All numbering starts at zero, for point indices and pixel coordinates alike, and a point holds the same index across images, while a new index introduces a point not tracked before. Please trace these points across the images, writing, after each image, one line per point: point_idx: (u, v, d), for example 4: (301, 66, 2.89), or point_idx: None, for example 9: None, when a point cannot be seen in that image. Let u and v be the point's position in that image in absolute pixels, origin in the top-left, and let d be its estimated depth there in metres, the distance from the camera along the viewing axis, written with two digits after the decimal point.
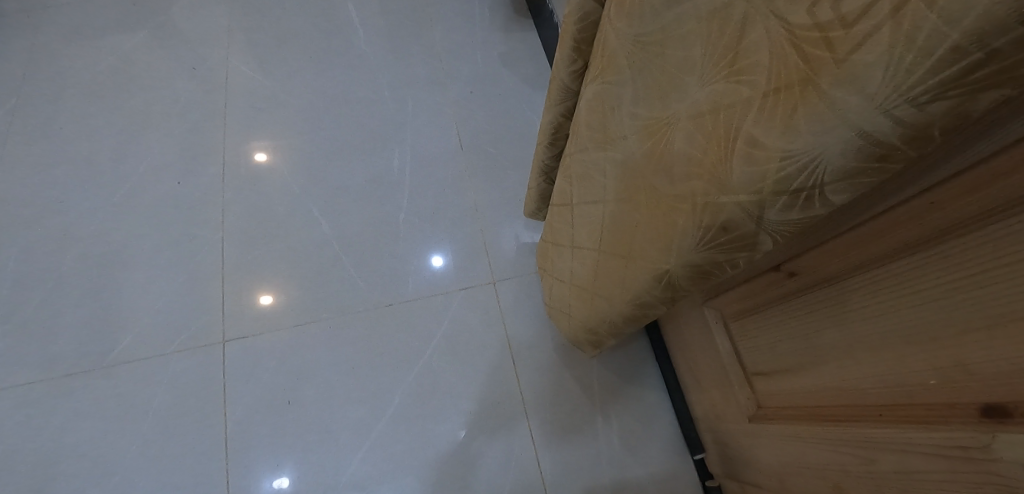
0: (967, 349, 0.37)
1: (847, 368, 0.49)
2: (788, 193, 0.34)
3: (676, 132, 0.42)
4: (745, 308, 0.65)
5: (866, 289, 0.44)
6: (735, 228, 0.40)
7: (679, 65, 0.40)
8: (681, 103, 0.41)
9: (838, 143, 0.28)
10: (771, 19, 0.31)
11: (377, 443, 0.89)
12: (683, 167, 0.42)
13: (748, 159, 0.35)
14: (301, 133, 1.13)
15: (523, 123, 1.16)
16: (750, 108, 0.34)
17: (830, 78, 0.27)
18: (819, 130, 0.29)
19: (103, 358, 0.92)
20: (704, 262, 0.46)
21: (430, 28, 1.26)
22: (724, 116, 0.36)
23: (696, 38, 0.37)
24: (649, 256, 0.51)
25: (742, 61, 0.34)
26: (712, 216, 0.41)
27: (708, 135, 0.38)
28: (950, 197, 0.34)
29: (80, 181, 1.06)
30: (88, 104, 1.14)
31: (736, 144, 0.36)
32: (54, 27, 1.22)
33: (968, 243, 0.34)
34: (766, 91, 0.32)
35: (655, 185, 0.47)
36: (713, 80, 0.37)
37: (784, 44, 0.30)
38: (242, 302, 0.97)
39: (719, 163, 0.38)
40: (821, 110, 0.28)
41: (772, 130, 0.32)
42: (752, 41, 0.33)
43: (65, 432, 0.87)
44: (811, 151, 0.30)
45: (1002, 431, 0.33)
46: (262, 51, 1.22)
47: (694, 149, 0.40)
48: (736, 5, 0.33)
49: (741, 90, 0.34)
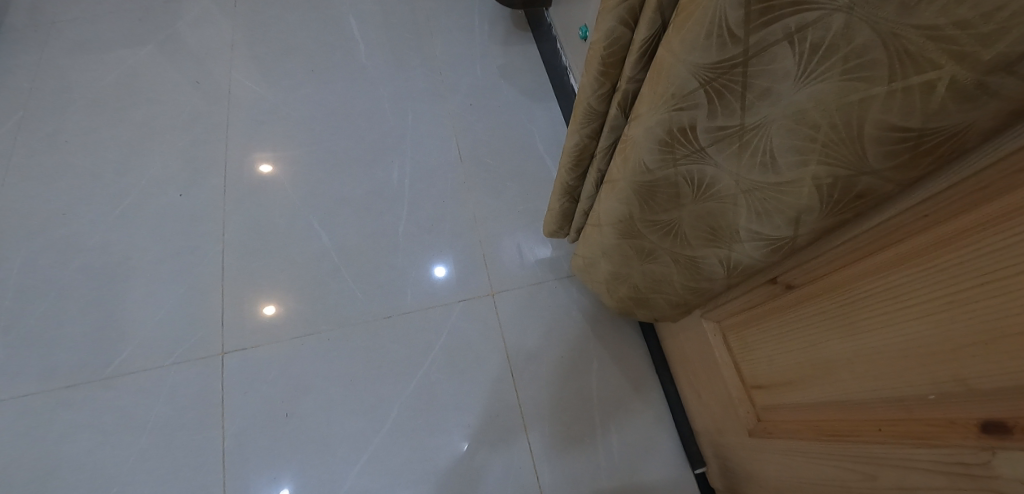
0: (964, 363, 0.37)
1: (848, 383, 0.49)
2: (931, 155, 0.35)
3: (771, 132, 0.41)
4: (745, 319, 0.65)
5: (877, 302, 0.44)
6: (871, 195, 0.40)
7: (757, 76, 0.38)
8: (770, 108, 0.39)
9: (990, 111, 0.30)
10: (883, 24, 0.30)
11: (376, 456, 0.88)
12: (794, 156, 0.41)
13: (885, 140, 0.35)
14: (302, 145, 1.13)
15: (522, 134, 1.17)
16: (875, 99, 0.33)
17: (977, 67, 0.28)
18: (968, 108, 0.30)
19: (102, 370, 0.91)
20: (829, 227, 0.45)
21: (431, 42, 1.28)
22: (840, 110, 0.35)
23: (787, 52, 0.35)
24: (759, 234, 0.50)
25: (852, 60, 0.32)
26: (846, 189, 0.40)
27: (822, 129, 0.37)
28: (956, 201, 0.36)
29: (82, 191, 1.06)
30: (91, 117, 1.14)
31: (863, 130, 0.35)
32: (61, 41, 1.23)
33: (980, 253, 0.34)
34: (892, 84, 0.32)
35: (753, 179, 0.45)
36: (811, 82, 0.35)
37: (905, 43, 0.30)
38: (242, 313, 0.97)
39: (840, 148, 0.37)
40: (970, 93, 0.29)
41: (913, 115, 0.32)
42: (860, 44, 0.31)
43: (64, 444, 0.86)
44: (958, 124, 0.31)
45: (1001, 448, 0.34)
46: (266, 64, 1.22)
47: (801, 140, 0.39)
48: (831, 18, 0.31)
49: (857, 86, 0.33)
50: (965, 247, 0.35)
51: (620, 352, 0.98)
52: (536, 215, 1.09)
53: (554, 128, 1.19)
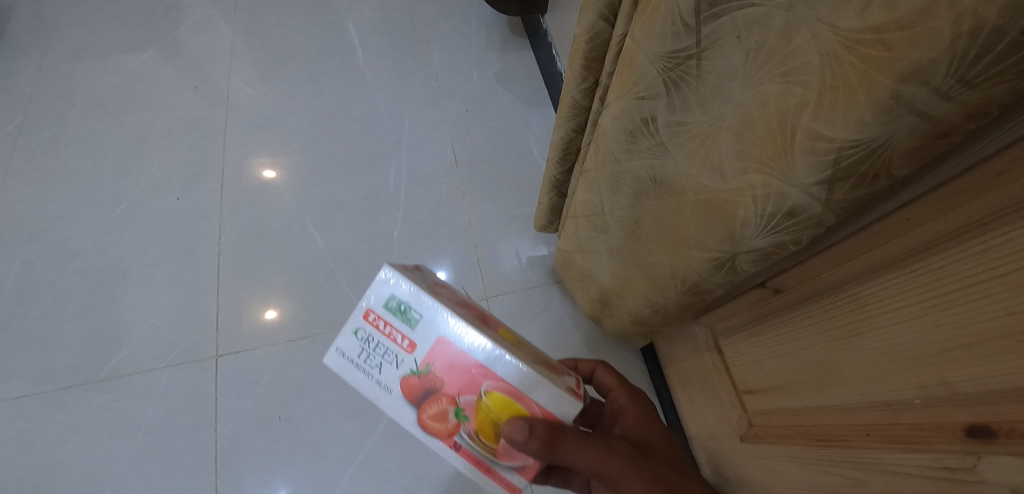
0: (947, 367, 0.37)
1: (835, 388, 0.49)
2: (855, 177, 0.34)
3: (722, 133, 0.44)
4: (734, 325, 0.66)
5: (857, 305, 0.45)
6: (801, 214, 0.40)
7: (717, 75, 0.41)
8: (723, 105, 0.43)
9: (907, 129, 0.30)
10: (815, 23, 0.32)
11: (368, 460, 0.87)
12: (736, 162, 0.43)
13: (811, 150, 0.35)
14: (300, 149, 1.14)
15: (518, 140, 1.18)
16: (807, 105, 0.34)
17: (892, 75, 0.28)
18: (885, 121, 0.30)
19: (97, 373, 0.91)
20: (769, 248, 0.45)
21: (428, 48, 1.29)
22: (777, 113, 0.37)
23: (736, 47, 0.38)
24: (704, 246, 0.51)
25: (789, 64, 0.35)
26: (777, 204, 0.40)
27: (761, 133, 0.39)
28: (924, 213, 0.37)
29: (81, 195, 1.07)
30: (91, 121, 1.15)
31: (795, 138, 0.36)
32: (63, 46, 1.24)
33: (955, 257, 0.35)
34: (822, 88, 0.33)
35: (704, 182, 0.48)
36: (759, 82, 0.38)
37: (833, 44, 0.31)
38: (237, 316, 0.97)
39: (779, 156, 0.38)
40: (886, 104, 0.29)
41: (835, 124, 0.32)
42: (798, 45, 0.34)
43: (58, 446, 0.86)
44: (880, 137, 0.31)
45: (985, 452, 0.33)
46: (265, 70, 1.23)
47: (745, 144, 0.42)
48: (776, 15, 0.34)
49: (791, 90, 0.35)
50: (939, 249, 0.36)
51: (613, 357, 0.97)
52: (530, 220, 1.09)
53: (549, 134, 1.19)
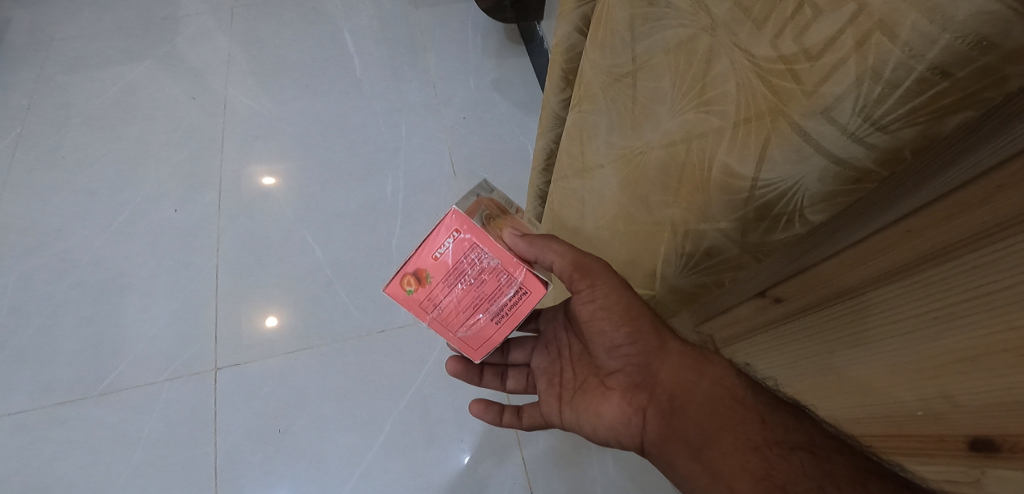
0: (951, 380, 0.36)
1: (834, 397, 0.48)
2: (769, 217, 0.39)
3: (651, 159, 0.47)
4: (731, 334, 0.66)
5: (850, 316, 0.45)
6: (719, 253, 0.46)
7: (651, 96, 0.45)
8: (653, 131, 0.46)
9: (816, 170, 0.33)
10: (734, 50, 0.35)
11: (369, 472, 0.87)
12: (664, 193, 0.47)
13: (725, 186, 0.39)
14: (298, 159, 1.14)
15: (515, 147, 1.18)
16: (722, 136, 0.38)
17: (801, 110, 0.31)
18: (795, 160, 0.33)
19: (96, 386, 0.91)
20: (696, 283, 0.52)
21: (425, 56, 1.29)
22: (698, 143, 0.41)
23: (666, 69, 0.42)
24: (648, 273, 0.55)
25: (710, 92, 0.38)
26: (695, 243, 0.47)
27: (683, 163, 0.43)
28: (924, 225, 0.36)
29: (80, 208, 1.07)
30: (90, 133, 1.15)
31: (712, 173, 0.40)
32: (61, 59, 1.24)
33: (950, 271, 0.35)
34: (736, 120, 0.37)
35: (636, 210, 0.52)
36: (683, 110, 0.42)
37: (748, 72, 0.35)
38: (237, 328, 0.96)
39: (697, 191, 0.43)
40: (796, 141, 0.32)
41: (747, 159, 0.37)
42: (717, 72, 0.37)
43: (58, 461, 0.86)
44: (791, 178, 0.34)
45: (990, 467, 0.34)
46: (263, 80, 1.24)
47: (669, 176, 0.46)
48: (700, 40, 0.38)
49: (710, 119, 0.39)
50: (933, 263, 0.36)
51: None
52: None
53: None
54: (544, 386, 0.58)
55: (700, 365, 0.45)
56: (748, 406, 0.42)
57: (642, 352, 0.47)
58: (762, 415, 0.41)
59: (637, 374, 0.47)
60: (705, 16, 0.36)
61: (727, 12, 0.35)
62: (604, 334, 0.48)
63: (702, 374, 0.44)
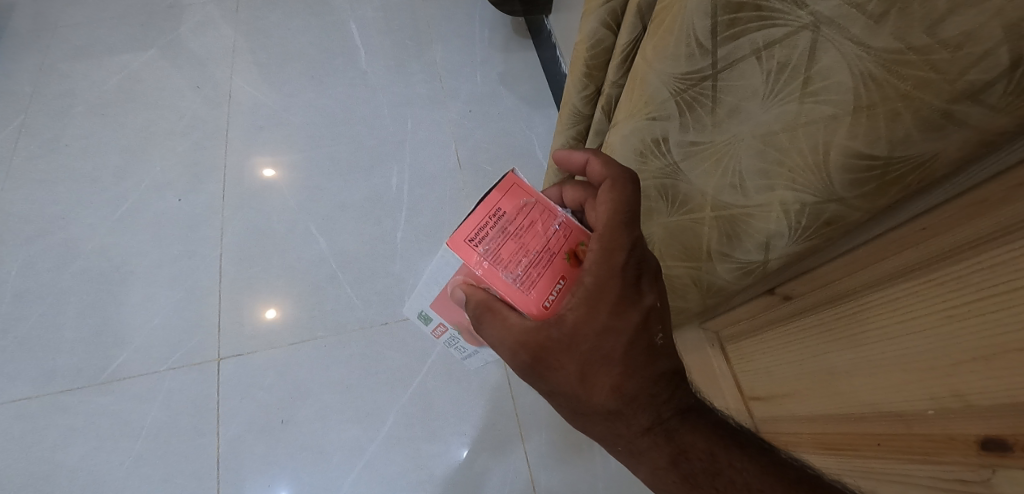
0: (961, 378, 0.36)
1: (844, 393, 0.47)
2: (900, 186, 0.38)
3: (739, 151, 0.46)
4: (741, 330, 0.66)
5: (868, 313, 0.44)
6: (840, 221, 0.43)
7: (737, 92, 0.44)
8: (740, 125, 0.45)
9: (958, 143, 0.33)
10: (846, 44, 0.34)
11: (372, 464, 0.87)
12: (761, 179, 0.46)
13: (848, 169, 0.38)
14: (302, 150, 1.13)
15: (521, 142, 1.17)
16: (841, 124, 0.37)
17: (943, 95, 0.31)
18: (935, 137, 0.33)
19: (97, 375, 0.91)
20: (801, 251, 0.49)
21: (432, 48, 1.28)
22: (806, 132, 0.40)
23: (757, 67, 0.41)
24: (731, 257, 0.54)
25: (817, 84, 0.37)
26: (812, 217, 0.44)
27: (788, 150, 0.42)
28: (947, 222, 0.36)
29: (82, 196, 1.06)
30: (92, 121, 1.14)
31: (829, 155, 0.39)
32: (65, 46, 1.23)
33: (965, 269, 0.35)
34: (856, 108, 0.36)
35: (724, 197, 0.50)
36: (782, 102, 0.40)
37: (867, 64, 0.34)
38: (240, 318, 0.96)
39: (810, 175, 0.41)
40: (936, 122, 0.32)
41: (877, 143, 0.36)
42: (825, 65, 0.36)
43: (59, 448, 0.86)
44: (929, 153, 0.34)
45: (1002, 465, 0.32)
46: (267, 70, 1.23)
47: (768, 161, 0.44)
48: (802, 35, 0.36)
49: (820, 109, 0.38)
50: (950, 261, 0.36)
51: None
52: None
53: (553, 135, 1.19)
54: None
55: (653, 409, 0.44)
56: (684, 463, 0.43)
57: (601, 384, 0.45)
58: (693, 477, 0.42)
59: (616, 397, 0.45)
60: (807, 14, 0.35)
61: (835, 9, 0.33)
62: None
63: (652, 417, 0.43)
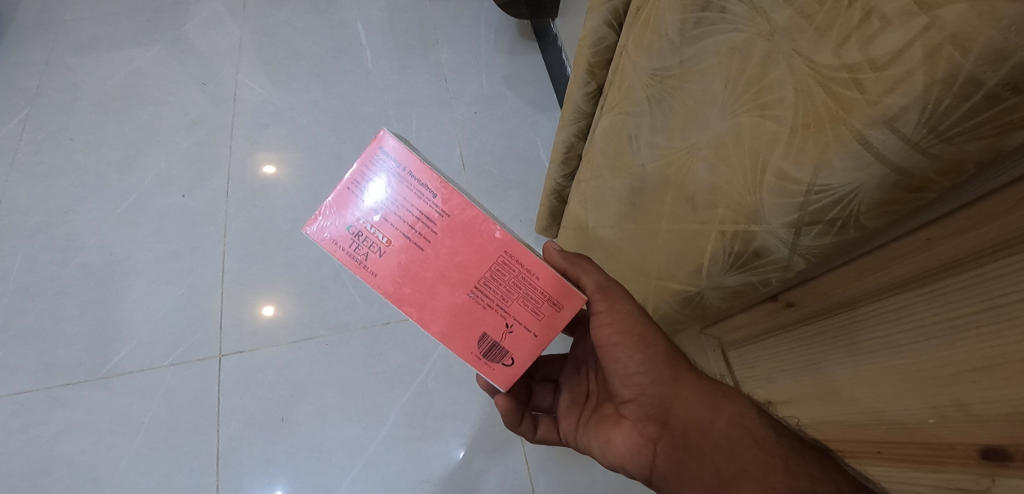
0: (964, 388, 0.36)
1: (848, 403, 0.47)
2: (823, 222, 0.38)
3: (697, 161, 0.48)
4: (744, 337, 0.66)
5: (873, 322, 0.44)
6: (767, 254, 0.44)
7: (699, 98, 0.45)
8: (701, 133, 0.46)
9: (874, 178, 0.32)
10: (794, 56, 0.35)
11: (370, 464, 0.87)
12: (709, 195, 0.47)
13: (779, 190, 0.39)
14: (306, 148, 1.14)
15: (524, 144, 1.18)
16: (780, 140, 0.38)
17: (864, 119, 0.31)
18: (853, 167, 0.33)
19: (100, 370, 0.91)
20: (739, 285, 0.50)
21: (436, 49, 1.29)
22: (751, 147, 0.41)
23: (716, 74, 0.43)
24: (676, 278, 0.55)
25: (766, 96, 0.39)
26: (745, 242, 0.45)
27: (733, 165, 0.43)
28: (946, 235, 0.36)
29: (86, 190, 1.06)
30: (97, 115, 1.14)
31: (765, 176, 0.40)
32: (71, 41, 1.23)
33: (969, 281, 0.35)
34: (794, 125, 0.37)
35: (678, 211, 0.51)
36: (735, 113, 0.42)
37: (808, 79, 0.35)
38: (242, 315, 0.97)
39: (748, 192, 0.42)
40: (857, 149, 0.32)
41: (804, 166, 0.36)
42: (775, 77, 0.38)
43: (60, 442, 0.86)
44: (849, 184, 0.34)
45: (1000, 475, 0.33)
46: (273, 68, 1.23)
47: (717, 176, 0.45)
48: (757, 45, 0.38)
49: (765, 124, 0.39)
50: (952, 273, 0.36)
51: None
52: None
53: None
54: (567, 406, 0.61)
55: (716, 401, 0.46)
56: (769, 449, 0.43)
57: (654, 382, 0.48)
58: (784, 462, 0.41)
59: (651, 406, 0.48)
60: (764, 22, 0.37)
61: (788, 18, 0.35)
62: (619, 361, 0.48)
63: (717, 411, 0.46)
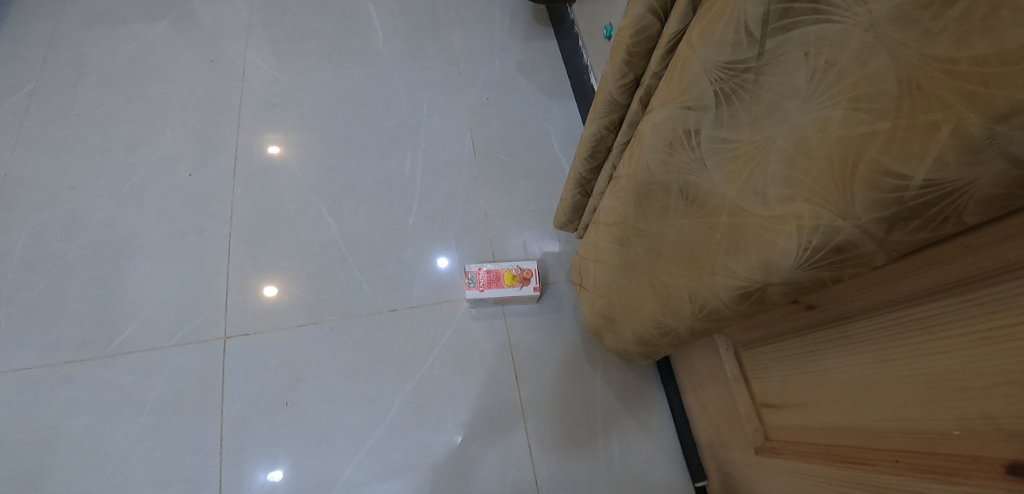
0: (994, 401, 0.35)
1: (873, 409, 0.46)
2: (922, 218, 0.32)
3: (769, 156, 0.42)
4: (756, 338, 0.64)
5: (895, 328, 0.43)
6: (851, 251, 0.37)
7: (776, 91, 0.39)
8: (775, 126, 0.40)
9: (992, 173, 0.27)
10: (899, 48, 0.30)
11: (373, 451, 0.87)
12: (783, 189, 0.41)
13: (874, 186, 0.32)
14: (314, 130, 1.12)
15: (536, 132, 1.15)
16: (876, 135, 0.32)
17: (987, 112, 0.26)
18: (969, 162, 0.27)
19: (103, 348, 0.91)
20: (806, 282, 0.43)
21: (450, 32, 1.26)
22: (840, 140, 0.35)
23: (802, 65, 0.37)
24: (731, 275, 0.49)
25: (862, 89, 0.32)
26: (826, 237, 0.37)
27: (818, 159, 0.37)
28: (986, 242, 0.33)
29: (92, 167, 1.05)
30: (103, 91, 1.13)
31: (857, 171, 0.33)
32: (78, 14, 1.21)
33: (1006, 290, 0.33)
34: (895, 119, 0.31)
35: (742, 205, 0.46)
36: (820, 107, 0.36)
37: (918, 72, 0.29)
38: (247, 296, 0.96)
39: (835, 185, 0.35)
40: (975, 144, 0.26)
41: (908, 161, 0.30)
42: (874, 70, 0.31)
43: (63, 419, 0.86)
44: (959, 180, 0.28)
45: None
46: (282, 47, 1.21)
47: (795, 170, 0.39)
48: (852, 37, 0.32)
49: (859, 117, 0.33)
50: (989, 282, 0.34)
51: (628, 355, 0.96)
52: (548, 215, 1.07)
53: (570, 126, 1.17)
54: None
55: None
56: None
57: None
58: None
59: None
60: (865, 12, 0.31)
61: (892, 9, 0.29)
62: None
63: None
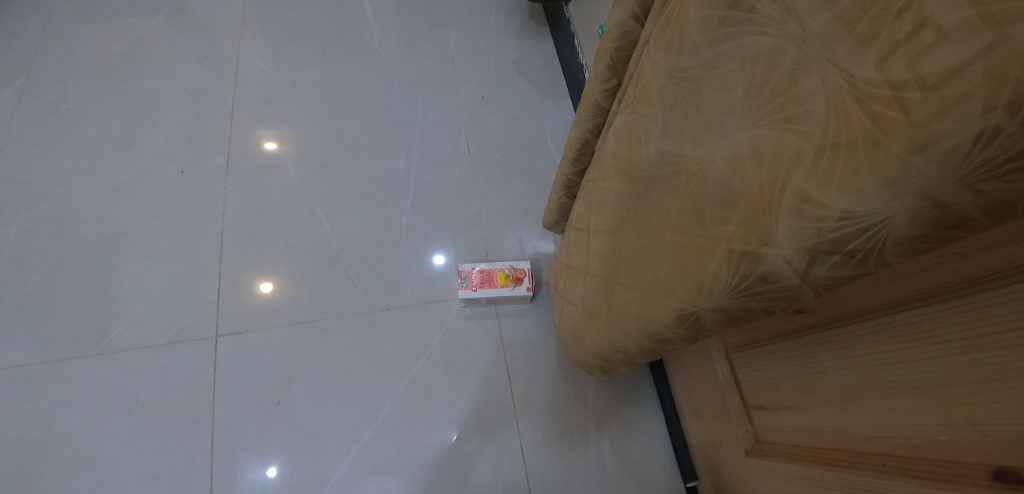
0: (980, 409, 0.35)
1: (859, 414, 0.47)
2: (843, 253, 0.31)
3: (710, 173, 0.42)
4: (746, 340, 0.65)
5: (878, 332, 0.43)
6: (776, 281, 0.37)
7: (715, 105, 0.40)
8: (715, 143, 0.41)
9: (910, 211, 0.26)
10: (828, 68, 0.30)
11: (366, 450, 0.87)
12: (719, 210, 0.42)
13: (799, 214, 0.32)
14: (309, 127, 1.11)
15: (531, 131, 1.15)
16: (802, 160, 0.32)
17: (905, 143, 0.25)
18: (887, 196, 0.27)
19: (94, 346, 0.90)
20: (737, 309, 0.43)
21: (445, 30, 1.25)
22: (771, 162, 0.35)
23: (739, 81, 0.37)
24: (671, 294, 0.49)
25: (792, 109, 0.33)
26: (751, 266, 0.38)
27: (750, 181, 0.37)
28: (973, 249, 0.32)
29: (83, 163, 1.04)
30: (96, 87, 1.12)
31: (784, 196, 0.34)
32: (71, 7, 1.20)
33: (991, 298, 0.33)
34: (822, 143, 0.30)
35: (685, 224, 0.46)
36: (753, 124, 0.37)
37: (843, 94, 0.29)
38: (240, 294, 0.96)
39: (763, 213, 0.36)
40: (893, 178, 0.26)
41: (830, 190, 0.30)
42: (805, 89, 0.32)
43: (52, 417, 0.85)
44: (877, 216, 0.28)
45: None
46: (277, 43, 1.20)
47: (731, 186, 0.40)
48: (786, 50, 0.33)
49: (788, 139, 0.33)
50: (974, 290, 0.34)
51: None
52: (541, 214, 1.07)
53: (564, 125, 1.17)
54: None
55: None
56: None
57: None
58: None
59: None
60: (796, 26, 0.32)
61: (824, 25, 0.30)
62: None
63: None
